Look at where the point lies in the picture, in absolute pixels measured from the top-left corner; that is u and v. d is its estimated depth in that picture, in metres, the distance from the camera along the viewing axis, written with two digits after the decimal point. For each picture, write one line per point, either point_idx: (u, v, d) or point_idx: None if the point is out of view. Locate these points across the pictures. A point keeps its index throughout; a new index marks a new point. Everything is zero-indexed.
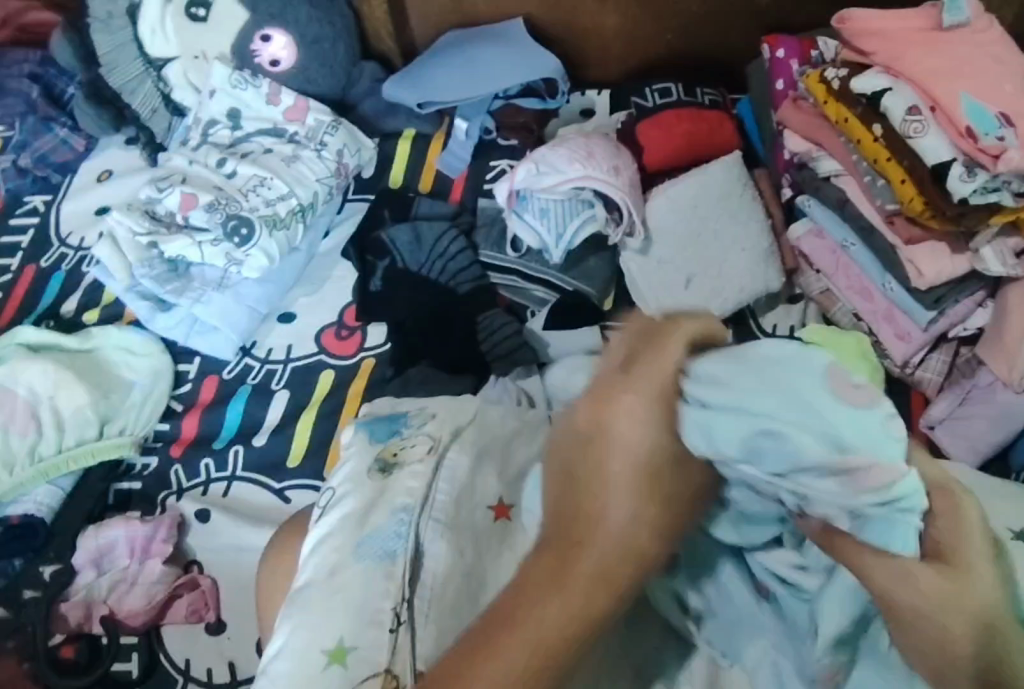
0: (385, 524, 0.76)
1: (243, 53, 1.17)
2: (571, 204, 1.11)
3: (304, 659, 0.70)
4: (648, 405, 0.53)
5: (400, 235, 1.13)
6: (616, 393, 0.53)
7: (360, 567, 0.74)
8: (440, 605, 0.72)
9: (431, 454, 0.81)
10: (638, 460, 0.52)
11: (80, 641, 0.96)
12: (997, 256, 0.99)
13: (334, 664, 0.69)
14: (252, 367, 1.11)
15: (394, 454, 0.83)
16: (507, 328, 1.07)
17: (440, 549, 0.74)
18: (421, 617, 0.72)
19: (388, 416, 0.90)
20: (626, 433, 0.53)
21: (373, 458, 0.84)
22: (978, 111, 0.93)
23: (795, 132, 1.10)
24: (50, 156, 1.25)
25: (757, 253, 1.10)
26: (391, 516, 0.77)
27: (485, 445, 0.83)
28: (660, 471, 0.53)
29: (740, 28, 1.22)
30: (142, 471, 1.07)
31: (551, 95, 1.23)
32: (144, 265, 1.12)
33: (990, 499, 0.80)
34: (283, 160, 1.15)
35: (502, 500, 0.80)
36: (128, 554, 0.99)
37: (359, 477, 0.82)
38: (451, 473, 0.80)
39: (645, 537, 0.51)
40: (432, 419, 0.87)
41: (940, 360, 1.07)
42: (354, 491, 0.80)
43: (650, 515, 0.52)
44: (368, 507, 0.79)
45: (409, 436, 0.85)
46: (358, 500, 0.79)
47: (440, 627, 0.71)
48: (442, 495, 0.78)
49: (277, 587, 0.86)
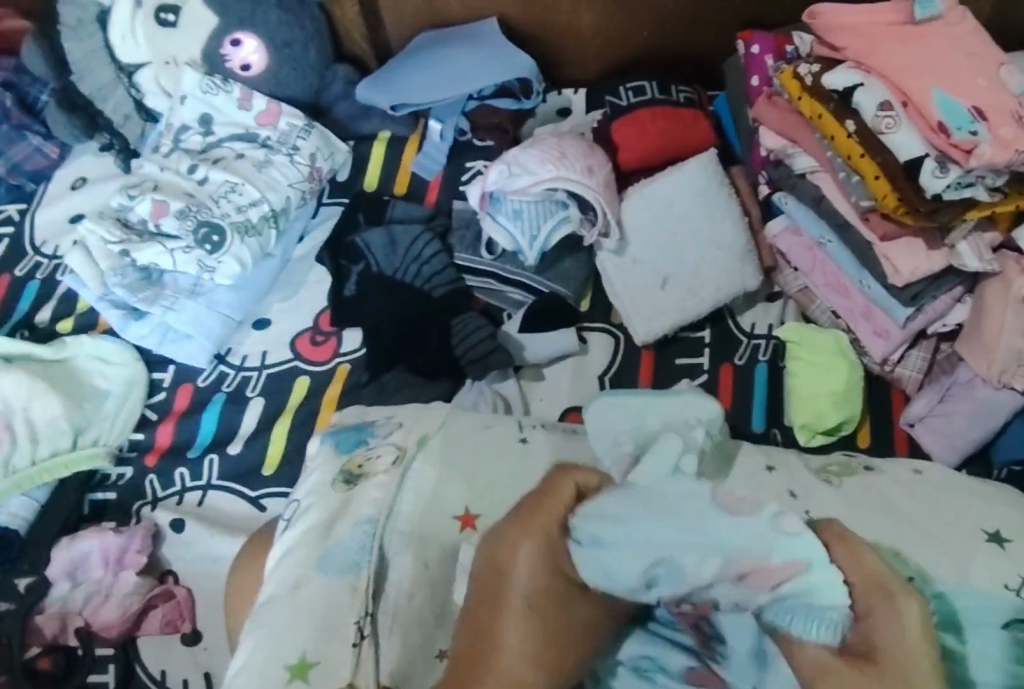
0: (352, 537, 0.76)
1: (213, 58, 1.16)
2: (544, 205, 1.10)
3: (267, 674, 0.69)
4: (536, 555, 0.65)
5: (374, 238, 1.12)
6: (510, 547, 0.66)
7: (325, 581, 0.74)
8: (406, 619, 0.74)
9: (397, 464, 0.81)
10: (528, 601, 0.64)
11: (57, 653, 0.95)
12: (974, 252, 0.98)
13: (295, 680, 0.68)
14: (227, 374, 1.10)
15: (361, 466, 0.83)
16: (482, 331, 1.07)
17: (405, 560, 0.76)
18: (385, 630, 0.73)
19: (354, 425, 0.89)
20: (519, 580, 0.65)
21: (338, 469, 0.84)
22: (950, 105, 0.92)
23: (771, 129, 1.09)
24: (25, 164, 1.23)
25: (733, 252, 1.09)
26: (356, 529, 0.77)
27: (453, 452, 0.83)
28: (545, 605, 0.65)
29: (715, 24, 1.21)
30: (116, 481, 1.05)
31: (525, 95, 1.21)
32: (117, 273, 1.11)
33: (959, 500, 0.83)
34: (255, 166, 1.13)
35: (468, 509, 0.80)
36: (102, 565, 0.98)
37: (325, 488, 0.82)
38: (417, 484, 0.81)
39: (535, 665, 0.64)
40: (398, 428, 0.87)
41: (919, 357, 1.07)
42: (318, 503, 0.80)
43: (538, 646, 0.64)
44: (334, 520, 0.78)
45: (374, 446, 0.85)
46: (324, 514, 0.79)
47: (404, 639, 0.73)
48: (405, 507, 0.79)
49: (246, 597, 0.86)
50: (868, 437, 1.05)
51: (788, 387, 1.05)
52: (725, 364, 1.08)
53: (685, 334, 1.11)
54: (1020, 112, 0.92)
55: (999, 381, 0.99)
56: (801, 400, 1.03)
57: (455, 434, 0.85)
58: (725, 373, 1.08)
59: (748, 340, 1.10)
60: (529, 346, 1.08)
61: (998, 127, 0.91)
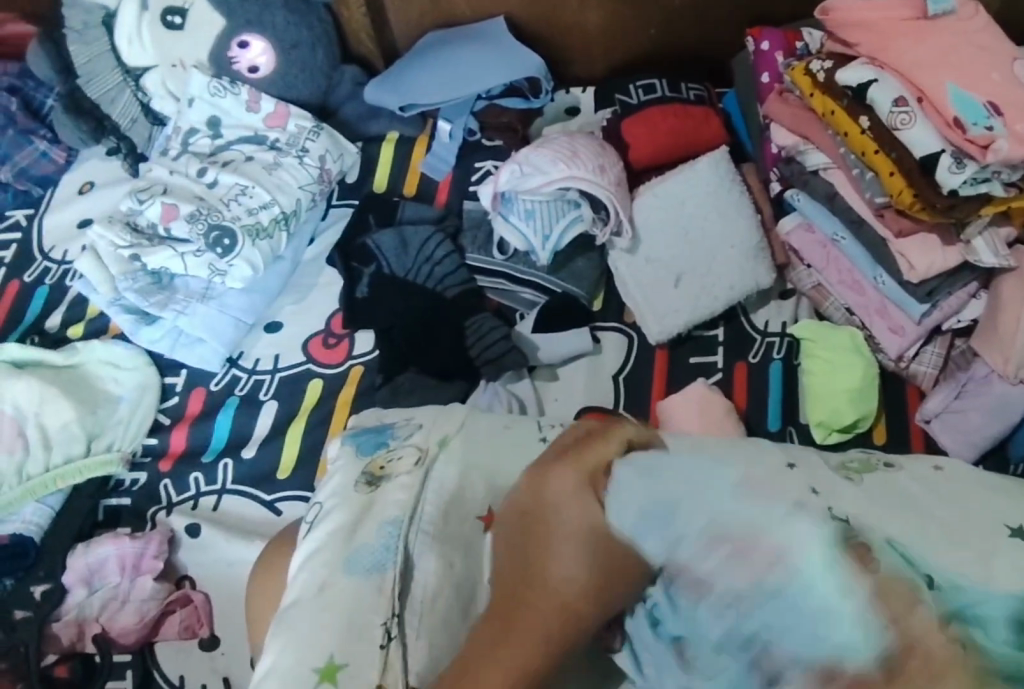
0: (379, 540, 0.76)
1: (220, 60, 1.15)
2: (555, 205, 1.09)
3: (294, 677, 0.69)
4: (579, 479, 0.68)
5: (385, 240, 1.12)
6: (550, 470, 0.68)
7: (352, 586, 0.73)
8: (432, 620, 0.72)
9: (419, 466, 0.82)
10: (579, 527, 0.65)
11: (74, 661, 0.94)
12: (990, 246, 0.99)
13: (324, 683, 0.68)
14: (239, 377, 1.10)
15: (383, 471, 0.82)
16: (496, 332, 1.06)
17: (431, 559, 0.75)
18: (412, 632, 0.72)
19: (375, 428, 0.90)
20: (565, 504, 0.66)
21: (361, 471, 0.83)
22: (966, 101, 0.91)
23: (783, 126, 1.10)
24: (31, 169, 1.23)
25: (746, 249, 1.09)
26: (382, 530, 0.77)
27: (475, 455, 0.83)
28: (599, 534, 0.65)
29: (724, 21, 1.21)
30: (130, 486, 1.05)
31: (534, 94, 1.21)
32: (127, 278, 1.09)
33: (982, 494, 0.82)
34: (265, 168, 1.13)
35: (490, 509, 0.80)
36: (118, 571, 0.97)
37: (347, 488, 0.82)
38: (442, 484, 0.80)
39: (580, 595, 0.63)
40: (419, 429, 0.87)
41: (934, 352, 1.06)
42: (342, 506, 0.80)
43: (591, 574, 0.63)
44: (359, 524, 0.78)
45: (396, 448, 0.85)
46: (348, 518, 0.79)
47: (432, 632, 0.72)
48: (429, 507, 0.78)
49: (266, 604, 0.86)
50: (884, 435, 1.05)
51: (803, 385, 1.05)
52: (738, 362, 1.08)
53: (699, 333, 1.11)
54: None
55: (1015, 377, 0.99)
56: (818, 399, 1.03)
57: (475, 437, 0.85)
58: (739, 371, 1.08)
59: (761, 338, 1.10)
60: (543, 347, 1.08)
61: (1014, 122, 0.90)
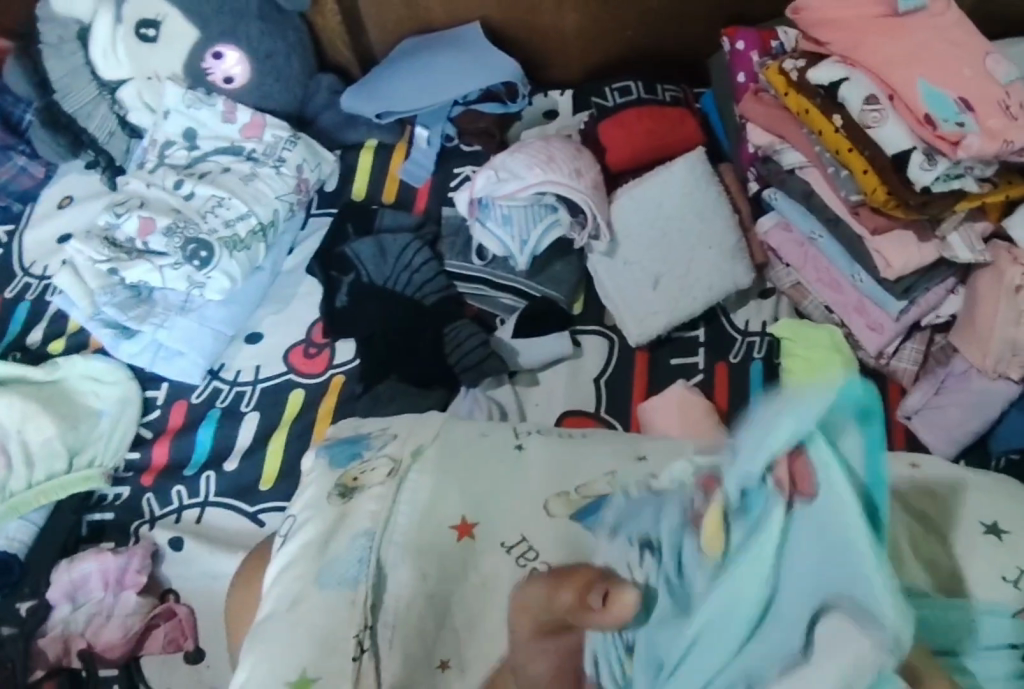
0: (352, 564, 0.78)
1: (195, 72, 1.15)
2: (534, 210, 1.10)
3: None
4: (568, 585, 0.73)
5: (363, 248, 1.12)
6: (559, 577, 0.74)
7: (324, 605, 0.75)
8: (405, 630, 0.74)
9: (393, 477, 0.83)
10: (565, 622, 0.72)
11: (60, 676, 0.93)
12: (965, 243, 0.99)
13: None
14: (220, 389, 1.10)
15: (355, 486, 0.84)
16: (474, 339, 1.06)
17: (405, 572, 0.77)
18: (384, 644, 0.73)
19: (349, 438, 0.91)
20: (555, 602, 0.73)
21: (334, 483, 0.85)
22: (936, 97, 0.92)
23: (758, 125, 1.09)
24: (11, 185, 1.23)
25: (724, 250, 1.09)
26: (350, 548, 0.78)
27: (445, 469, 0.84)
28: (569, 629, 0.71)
29: (700, 22, 1.21)
30: (113, 501, 1.05)
31: (511, 99, 1.20)
32: (107, 293, 1.10)
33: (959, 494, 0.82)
34: (242, 179, 1.13)
35: (464, 518, 0.81)
36: (102, 586, 0.97)
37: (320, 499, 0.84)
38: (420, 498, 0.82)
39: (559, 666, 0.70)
40: (393, 440, 0.89)
41: (914, 348, 1.07)
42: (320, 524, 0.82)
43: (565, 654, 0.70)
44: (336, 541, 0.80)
45: (369, 460, 0.87)
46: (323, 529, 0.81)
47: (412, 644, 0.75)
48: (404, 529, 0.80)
49: (247, 610, 0.87)
50: None
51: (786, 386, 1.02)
52: (719, 362, 1.08)
53: (679, 334, 1.10)
54: (1006, 101, 0.92)
55: (995, 371, 0.99)
56: None
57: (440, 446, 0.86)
58: (720, 372, 1.07)
59: (742, 338, 1.10)
60: (523, 351, 1.07)
61: (984, 119, 0.91)
